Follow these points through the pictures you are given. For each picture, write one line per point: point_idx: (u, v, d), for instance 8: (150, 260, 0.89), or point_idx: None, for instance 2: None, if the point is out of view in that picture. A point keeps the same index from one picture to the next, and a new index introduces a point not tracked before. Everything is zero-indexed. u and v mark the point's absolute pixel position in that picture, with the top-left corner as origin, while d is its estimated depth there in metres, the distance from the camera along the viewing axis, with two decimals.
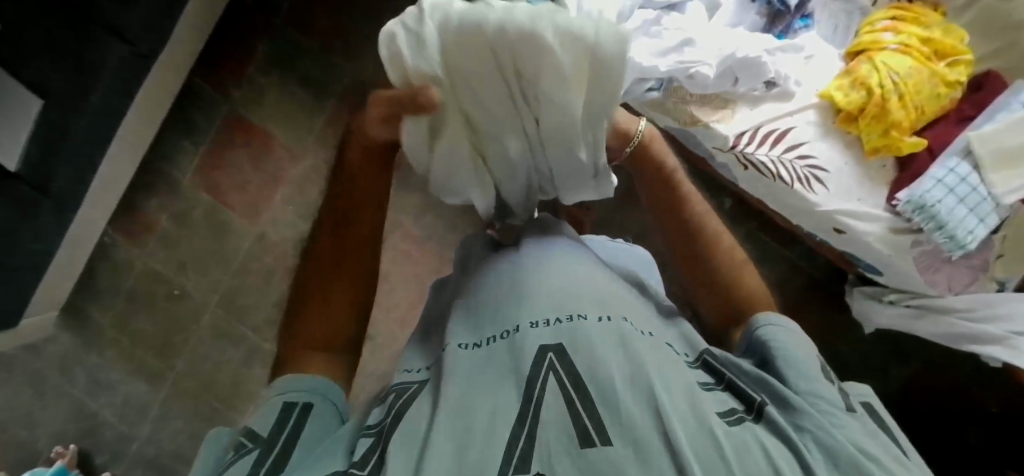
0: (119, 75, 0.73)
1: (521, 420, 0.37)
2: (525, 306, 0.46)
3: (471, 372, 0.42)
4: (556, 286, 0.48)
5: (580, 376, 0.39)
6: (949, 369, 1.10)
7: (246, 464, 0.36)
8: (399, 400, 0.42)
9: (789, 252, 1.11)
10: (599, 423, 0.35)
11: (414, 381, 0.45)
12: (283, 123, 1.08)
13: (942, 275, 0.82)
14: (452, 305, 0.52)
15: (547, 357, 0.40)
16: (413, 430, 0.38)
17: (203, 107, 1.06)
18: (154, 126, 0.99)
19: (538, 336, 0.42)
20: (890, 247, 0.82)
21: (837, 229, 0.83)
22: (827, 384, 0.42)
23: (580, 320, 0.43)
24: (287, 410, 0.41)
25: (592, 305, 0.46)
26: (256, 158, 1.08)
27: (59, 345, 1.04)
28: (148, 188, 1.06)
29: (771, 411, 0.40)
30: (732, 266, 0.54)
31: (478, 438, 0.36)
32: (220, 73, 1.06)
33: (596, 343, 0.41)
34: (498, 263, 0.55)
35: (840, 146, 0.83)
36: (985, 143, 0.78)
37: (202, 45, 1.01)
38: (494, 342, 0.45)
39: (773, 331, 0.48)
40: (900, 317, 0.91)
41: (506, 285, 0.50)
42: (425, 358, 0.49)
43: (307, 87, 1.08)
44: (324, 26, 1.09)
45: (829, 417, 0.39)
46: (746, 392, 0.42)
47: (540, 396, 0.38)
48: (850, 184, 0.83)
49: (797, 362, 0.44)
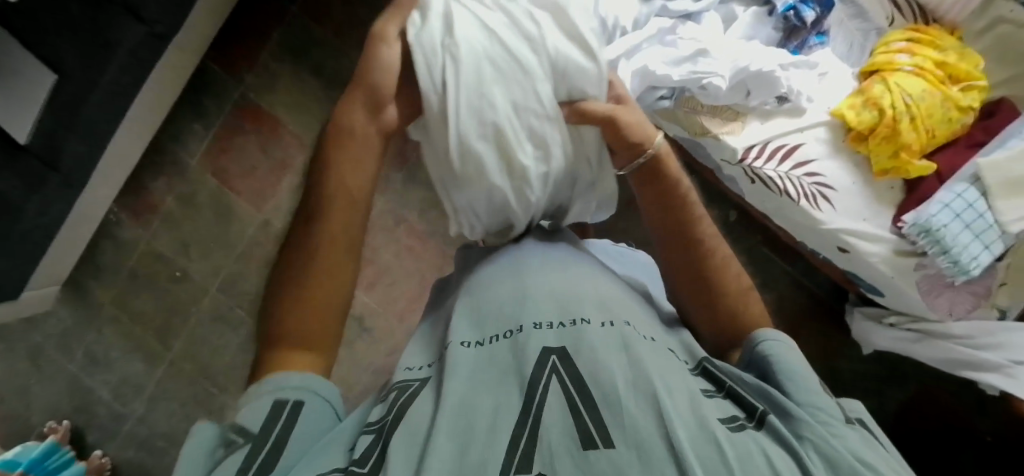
0: (134, 55, 0.73)
1: (523, 420, 0.37)
2: (528, 308, 0.47)
3: (473, 371, 0.42)
4: (560, 290, 0.48)
5: (582, 379, 0.39)
6: (947, 395, 1.09)
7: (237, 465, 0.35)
8: (400, 398, 0.42)
9: (791, 269, 1.11)
10: (601, 426, 0.35)
11: (415, 379, 0.45)
12: (293, 112, 1.09)
13: (943, 300, 0.82)
14: (456, 300, 0.53)
15: (550, 360, 0.40)
16: (415, 427, 0.38)
17: (214, 91, 1.06)
18: (164, 107, 0.99)
19: (541, 338, 0.43)
20: (894, 269, 0.81)
21: (842, 247, 0.83)
22: (825, 396, 0.43)
23: (584, 324, 0.43)
24: (279, 408, 0.39)
25: (595, 309, 0.46)
26: (264, 145, 1.08)
27: (58, 320, 1.04)
28: (155, 169, 1.06)
29: (772, 419, 0.40)
30: (737, 292, 0.54)
31: (480, 438, 0.36)
32: (233, 58, 1.06)
33: (599, 347, 0.41)
34: (500, 263, 0.55)
35: (849, 165, 0.83)
36: (996, 169, 0.78)
37: (217, 29, 1.01)
38: (496, 341, 0.45)
39: (774, 346, 0.47)
40: (897, 339, 0.91)
41: (508, 286, 0.50)
42: (428, 355, 0.49)
43: (319, 77, 1.08)
44: (339, 16, 1.08)
45: (828, 428, 0.39)
46: (747, 400, 0.42)
47: (541, 398, 0.38)
48: (858, 203, 0.83)
49: (794, 373, 0.44)
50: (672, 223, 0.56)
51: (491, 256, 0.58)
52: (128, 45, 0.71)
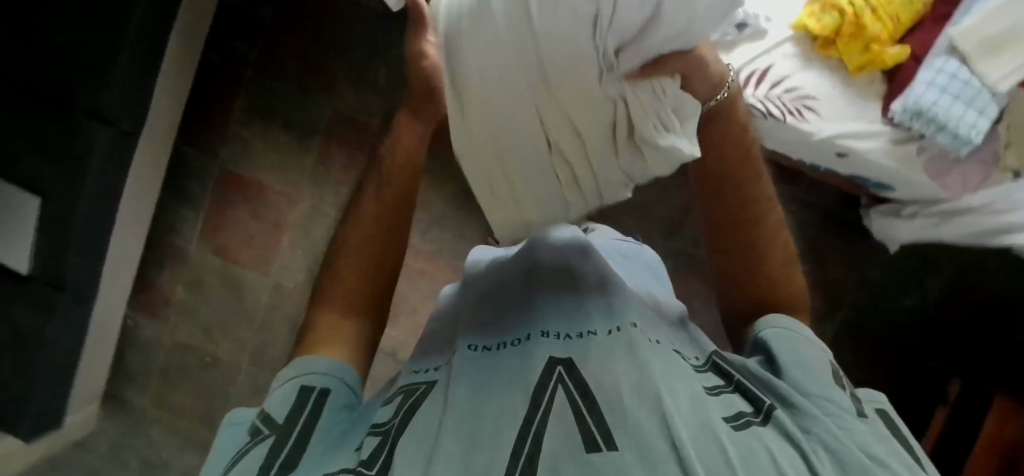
0: (113, 155, 0.72)
1: (529, 420, 0.38)
2: (542, 322, 0.51)
3: (482, 377, 0.44)
4: (573, 308, 0.52)
5: (587, 386, 0.41)
6: (993, 275, 1.07)
7: (262, 449, 0.40)
8: (407, 400, 0.44)
9: (796, 189, 1.09)
10: (604, 431, 0.36)
11: (421, 381, 0.48)
12: (274, 171, 1.08)
13: (954, 176, 0.82)
14: (461, 315, 0.57)
15: (557, 370, 0.43)
16: (422, 434, 0.39)
17: (195, 173, 1.07)
18: (150, 201, 1.00)
19: (553, 350, 0.45)
20: (895, 160, 0.81)
21: (839, 153, 0.82)
22: (839, 394, 0.46)
23: (591, 336, 0.47)
24: (306, 392, 0.45)
25: (603, 320, 0.49)
26: (255, 210, 1.08)
27: (106, 434, 1.05)
28: (159, 263, 1.07)
29: (778, 413, 0.43)
30: (778, 258, 0.62)
31: (487, 441, 0.37)
32: (203, 136, 1.06)
33: (605, 357, 0.44)
34: (495, 285, 0.59)
35: (824, 71, 0.82)
36: (970, 35, 0.77)
37: (179, 111, 1.00)
38: (505, 347, 0.49)
39: (778, 338, 0.53)
40: (918, 229, 0.91)
41: (514, 305, 0.55)
42: (434, 359, 0.52)
43: (292, 130, 1.07)
44: (293, 63, 1.05)
45: (836, 421, 0.42)
46: (752, 393, 0.45)
47: (546, 404, 0.39)
48: (844, 105, 0.81)
49: (805, 370, 0.48)
50: (725, 188, 0.62)
51: (484, 273, 0.63)
52: (101, 149, 0.70)
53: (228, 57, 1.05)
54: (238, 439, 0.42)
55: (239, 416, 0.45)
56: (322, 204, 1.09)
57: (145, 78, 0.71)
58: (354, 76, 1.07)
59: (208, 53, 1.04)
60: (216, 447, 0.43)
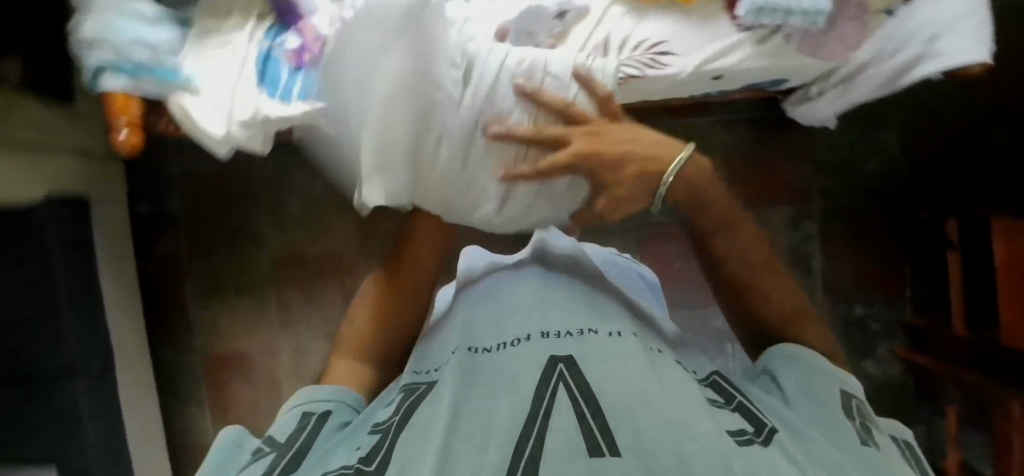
0: (93, 399, 0.90)
1: (533, 419, 0.43)
2: (541, 322, 0.58)
3: (483, 378, 0.50)
4: (571, 313, 0.59)
5: (587, 388, 0.46)
6: (947, 101, 1.01)
7: (262, 461, 0.47)
8: (409, 401, 0.51)
9: (714, 116, 1.06)
10: (605, 436, 0.41)
11: (425, 382, 0.54)
12: (246, 335, 1.11)
13: (832, 44, 0.80)
14: (455, 322, 0.64)
15: (557, 368, 0.49)
16: (423, 426, 0.45)
17: (182, 370, 1.12)
18: (153, 417, 1.05)
19: (556, 349, 0.52)
20: (766, 59, 0.80)
21: (713, 76, 0.82)
22: (842, 423, 0.47)
23: (589, 334, 0.55)
24: (307, 416, 0.53)
25: (604, 326, 0.57)
26: (247, 377, 1.11)
27: None
28: (190, 462, 1.12)
29: (779, 436, 0.45)
30: (780, 312, 0.65)
31: (497, 430, 0.42)
32: (173, 336, 1.11)
33: (602, 361, 0.50)
34: (483, 302, 0.66)
35: (661, 13, 0.80)
36: None
37: (141, 327, 1.06)
38: (503, 346, 0.55)
39: (786, 367, 0.57)
40: (833, 101, 0.89)
41: (502, 311, 0.61)
42: (440, 359, 0.59)
43: (242, 293, 1.11)
44: (215, 233, 1.10)
45: (837, 444, 0.45)
46: (755, 414, 0.48)
47: (548, 399, 0.45)
48: (692, 35, 0.79)
49: (813, 393, 0.52)
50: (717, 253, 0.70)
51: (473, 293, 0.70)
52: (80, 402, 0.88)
53: (162, 257, 1.11)
54: (239, 452, 0.50)
55: (242, 434, 0.52)
56: (300, 342, 1.10)
57: (94, 335, 0.92)
58: (273, 216, 1.10)
59: (144, 262, 1.11)
60: (216, 463, 0.50)
